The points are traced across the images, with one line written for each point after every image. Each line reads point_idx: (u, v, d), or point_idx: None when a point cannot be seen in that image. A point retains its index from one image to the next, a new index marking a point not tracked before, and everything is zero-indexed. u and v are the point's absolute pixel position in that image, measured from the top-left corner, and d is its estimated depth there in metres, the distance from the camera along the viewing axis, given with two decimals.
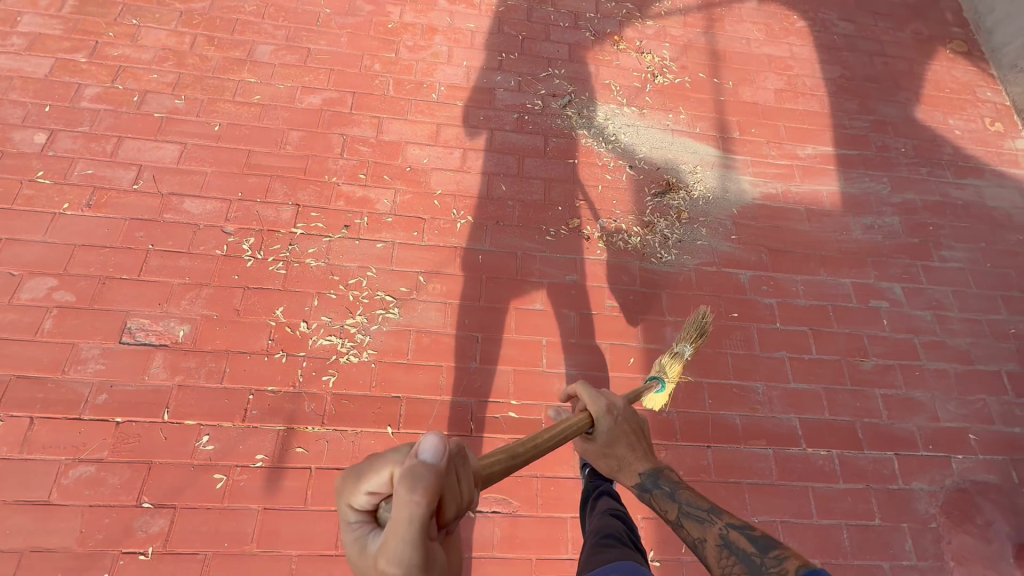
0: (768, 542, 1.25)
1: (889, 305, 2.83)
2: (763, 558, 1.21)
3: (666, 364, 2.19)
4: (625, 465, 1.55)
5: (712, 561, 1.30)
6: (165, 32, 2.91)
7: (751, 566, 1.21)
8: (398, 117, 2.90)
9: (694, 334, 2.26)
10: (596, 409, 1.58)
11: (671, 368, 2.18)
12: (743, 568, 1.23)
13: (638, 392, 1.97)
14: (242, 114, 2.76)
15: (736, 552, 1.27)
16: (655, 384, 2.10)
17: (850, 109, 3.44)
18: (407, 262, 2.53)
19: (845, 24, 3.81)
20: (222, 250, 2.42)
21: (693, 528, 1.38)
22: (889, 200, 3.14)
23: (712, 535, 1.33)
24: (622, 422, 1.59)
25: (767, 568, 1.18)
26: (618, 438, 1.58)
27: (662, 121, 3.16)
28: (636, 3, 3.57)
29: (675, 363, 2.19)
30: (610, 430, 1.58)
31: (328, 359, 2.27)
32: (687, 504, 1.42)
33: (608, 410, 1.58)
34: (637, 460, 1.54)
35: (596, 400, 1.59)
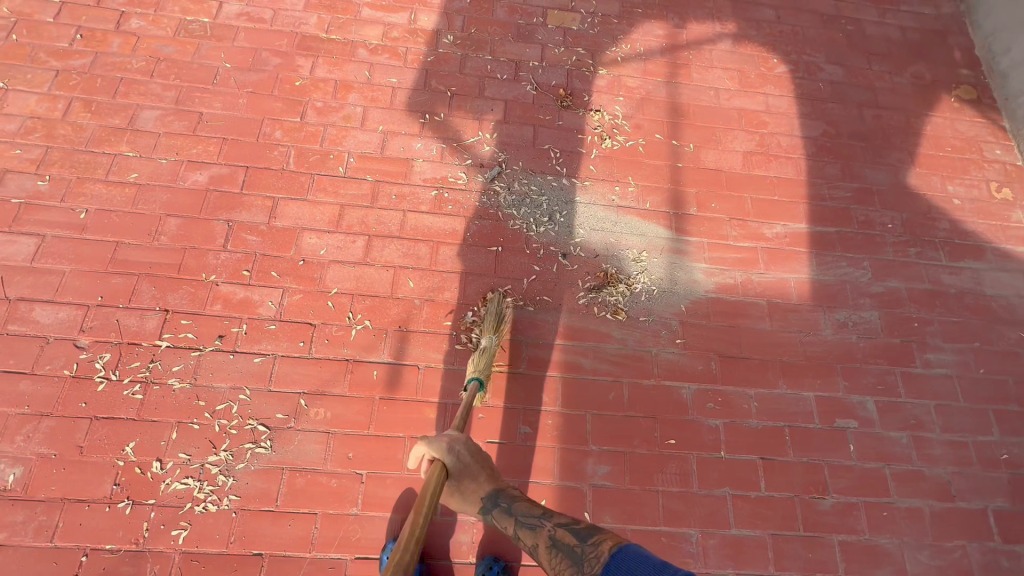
0: (586, 531, 1.56)
1: (858, 424, 2.43)
2: (582, 546, 1.51)
3: (475, 362, 2.14)
4: (470, 491, 1.76)
5: (545, 560, 1.56)
6: (36, 97, 2.57)
7: (574, 557, 1.49)
8: (296, 197, 2.53)
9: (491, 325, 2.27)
10: (439, 451, 1.77)
11: (479, 363, 2.13)
12: (568, 562, 1.49)
13: (465, 414, 1.94)
14: (113, 196, 2.42)
15: (563, 548, 1.54)
16: (475, 388, 2.04)
17: (831, 175, 2.99)
18: (289, 381, 2.19)
19: (833, 67, 3.33)
20: (71, 369, 2.11)
21: (529, 536, 1.64)
22: (867, 290, 2.72)
23: (543, 537, 1.61)
24: (465, 455, 1.78)
25: (587, 554, 1.47)
26: (464, 472, 1.77)
27: (606, 195, 2.75)
28: (589, 47, 3.14)
29: (484, 358, 2.15)
30: (459, 465, 1.76)
31: (181, 508, 1.97)
32: (521, 515, 1.68)
33: (450, 447, 1.77)
34: (480, 485, 1.76)
35: (440, 445, 1.77)
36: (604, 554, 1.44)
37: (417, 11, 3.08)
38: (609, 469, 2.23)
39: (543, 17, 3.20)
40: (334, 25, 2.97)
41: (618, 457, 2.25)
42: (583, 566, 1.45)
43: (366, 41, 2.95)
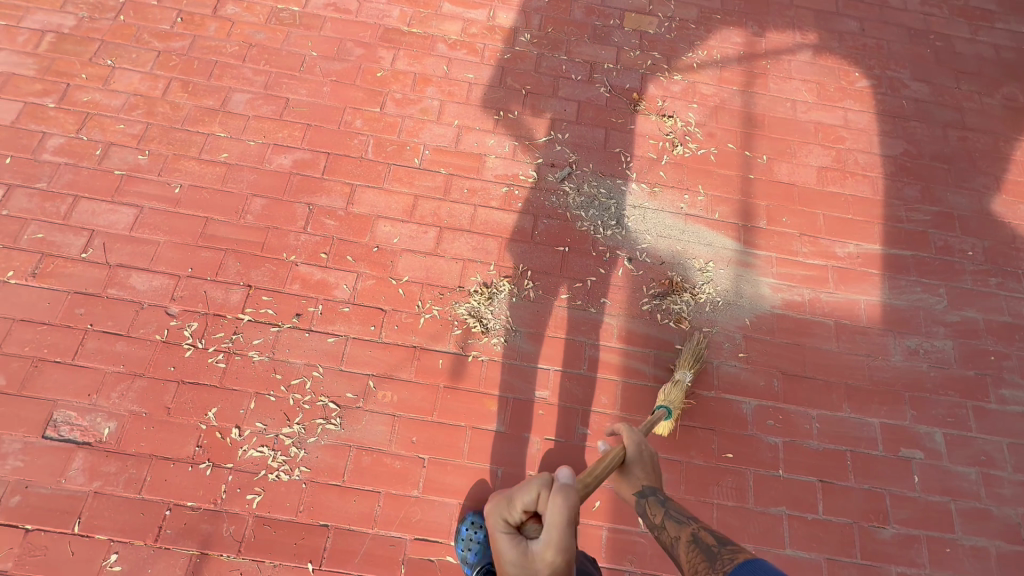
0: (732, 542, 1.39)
1: (924, 455, 2.36)
2: (722, 550, 1.36)
3: (669, 391, 2.22)
4: (634, 478, 1.75)
5: (683, 554, 1.44)
6: (139, 75, 2.73)
7: (709, 555, 1.36)
8: (373, 185, 2.61)
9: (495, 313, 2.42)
10: (629, 440, 1.79)
11: (674, 395, 2.20)
12: (702, 556, 1.37)
13: (648, 426, 2.01)
14: (204, 173, 2.55)
15: (701, 546, 1.42)
16: (663, 414, 2.11)
17: (910, 196, 2.89)
18: (359, 362, 2.28)
19: (918, 84, 3.21)
20: (162, 335, 2.24)
21: (673, 527, 1.54)
22: (942, 318, 2.63)
23: (686, 533, 1.50)
24: (648, 455, 1.78)
25: (722, 554, 1.33)
26: (640, 465, 1.76)
27: (675, 202, 2.73)
28: (665, 52, 3.12)
29: (677, 390, 2.22)
30: (639, 457, 1.76)
31: (256, 474, 2.07)
32: (673, 509, 1.58)
33: (638, 440, 1.79)
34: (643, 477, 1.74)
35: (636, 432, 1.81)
36: (739, 558, 1.28)
37: (497, 9, 3.13)
38: (665, 477, 2.23)
39: (620, 19, 3.19)
40: (416, 19, 3.04)
41: (674, 466, 2.25)
42: (717, 563, 1.31)
43: (445, 36, 3.02)
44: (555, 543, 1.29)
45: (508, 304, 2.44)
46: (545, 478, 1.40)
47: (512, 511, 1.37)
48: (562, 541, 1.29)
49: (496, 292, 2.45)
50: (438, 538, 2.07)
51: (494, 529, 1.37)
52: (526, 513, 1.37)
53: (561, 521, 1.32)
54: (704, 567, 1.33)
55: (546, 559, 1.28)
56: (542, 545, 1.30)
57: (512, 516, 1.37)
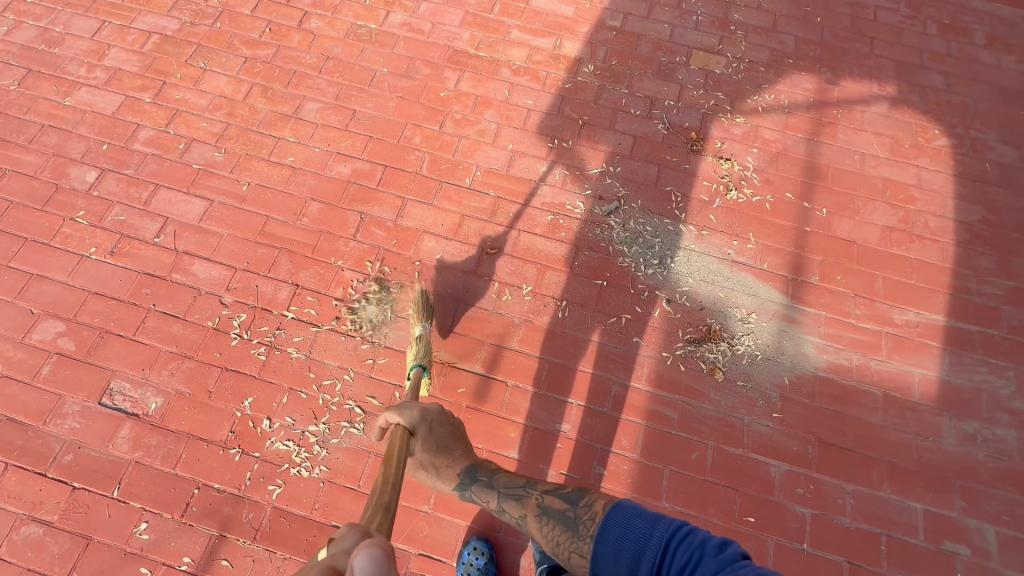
0: (577, 496, 1.56)
1: (970, 552, 2.16)
2: (575, 510, 1.50)
3: (413, 351, 2.22)
4: (444, 467, 1.83)
5: (534, 528, 1.57)
6: (226, 78, 2.96)
7: (566, 522, 1.49)
8: (423, 201, 2.70)
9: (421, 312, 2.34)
10: (410, 421, 1.81)
11: (417, 350, 2.21)
12: (562, 525, 1.49)
13: (412, 391, 2.06)
14: (271, 175, 2.73)
15: (552, 514, 1.54)
16: (418, 373, 2.13)
17: (983, 267, 2.69)
18: (388, 371, 2.35)
19: (1005, 148, 2.99)
20: (214, 322, 2.40)
21: (515, 506, 1.67)
22: (1007, 404, 2.42)
23: (531, 507, 1.62)
24: (439, 428, 1.86)
25: (580, 516, 1.47)
26: (435, 444, 1.84)
27: (722, 247, 2.67)
28: (730, 93, 3.07)
29: (419, 344, 2.23)
30: (429, 435, 1.84)
31: (279, 467, 2.17)
32: (506, 488, 1.71)
33: (422, 417, 1.83)
34: (457, 460, 1.84)
35: (408, 413, 1.83)
36: (598, 511, 1.45)
37: (563, 38, 3.18)
38: None
39: (686, 57, 3.17)
40: (484, 43, 3.14)
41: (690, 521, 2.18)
42: (580, 528, 1.45)
43: (510, 61, 3.09)
44: None
45: (538, 331, 2.45)
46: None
47: None
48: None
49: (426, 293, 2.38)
50: (441, 556, 2.09)
51: None
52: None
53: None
54: (569, 538, 1.45)
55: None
56: None
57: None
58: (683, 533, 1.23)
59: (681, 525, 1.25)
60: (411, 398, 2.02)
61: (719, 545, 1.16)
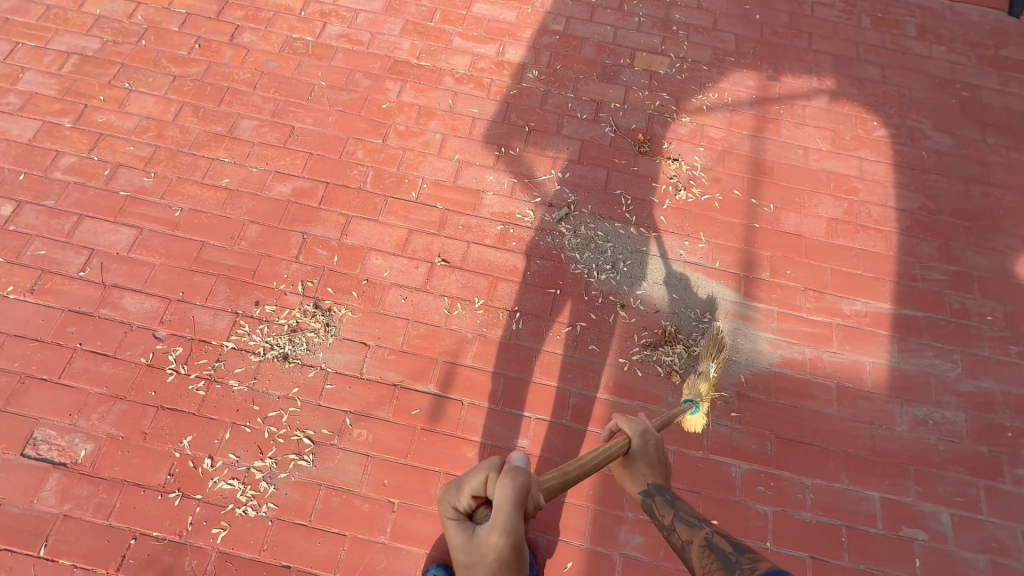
0: (746, 548, 1.42)
1: (927, 537, 2.20)
2: (739, 557, 1.38)
3: (693, 384, 2.25)
4: (637, 474, 1.71)
5: (696, 559, 1.46)
6: (153, 99, 2.82)
7: (727, 562, 1.38)
8: (367, 217, 2.61)
9: (715, 350, 2.33)
10: (632, 432, 1.73)
11: (700, 388, 2.24)
12: (718, 564, 1.39)
13: (667, 419, 1.98)
14: (205, 198, 2.60)
15: (716, 552, 1.44)
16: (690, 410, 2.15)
17: (925, 254, 2.75)
18: (338, 397, 2.25)
19: (940, 136, 3.08)
20: (147, 357, 2.26)
21: (684, 531, 1.55)
22: (954, 387, 2.47)
23: (700, 538, 1.51)
24: (653, 447, 1.73)
25: (742, 564, 1.35)
26: (644, 457, 1.72)
27: (674, 248, 2.66)
28: (675, 93, 3.07)
29: (702, 381, 2.25)
30: (643, 451, 1.72)
31: (223, 508, 2.05)
32: (683, 511, 1.59)
33: (643, 432, 1.73)
34: (648, 474, 1.70)
35: (635, 425, 1.74)
36: (760, 568, 1.31)
37: (507, 44, 3.14)
38: (644, 540, 2.13)
39: (631, 58, 3.16)
40: (425, 52, 3.07)
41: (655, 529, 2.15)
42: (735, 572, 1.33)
43: (453, 69, 3.03)
44: (500, 527, 1.24)
45: (495, 345, 2.39)
46: (495, 462, 1.33)
47: (460, 498, 1.33)
48: (506, 525, 1.23)
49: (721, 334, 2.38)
50: None
51: (443, 516, 1.34)
52: (475, 499, 1.33)
53: (507, 502, 1.24)
54: None
55: (490, 542, 1.23)
56: (488, 528, 1.26)
57: (462, 503, 1.34)
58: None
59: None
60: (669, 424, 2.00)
61: None
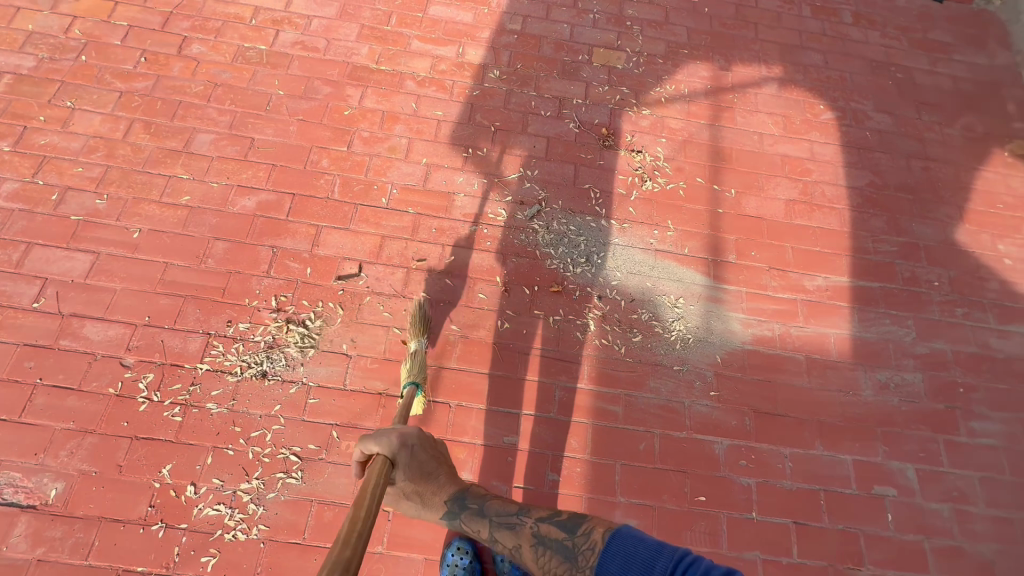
0: (573, 524, 1.56)
1: (897, 492, 2.34)
2: (572, 540, 1.52)
3: (409, 366, 2.11)
4: (431, 496, 1.75)
5: (531, 558, 1.58)
6: (99, 116, 2.68)
7: (564, 552, 1.50)
8: (338, 226, 2.57)
9: (417, 328, 2.24)
10: (389, 449, 1.68)
11: (412, 367, 2.11)
12: (559, 557, 1.51)
13: (404, 414, 1.93)
14: (165, 217, 2.50)
15: (550, 544, 1.55)
16: (411, 392, 2.02)
17: (876, 228, 2.92)
18: (322, 411, 2.21)
19: (882, 116, 3.27)
20: (115, 387, 2.16)
21: (509, 537, 1.64)
22: (911, 350, 2.64)
23: (526, 537, 1.61)
24: (420, 452, 1.74)
25: (580, 546, 1.49)
26: (417, 472, 1.74)
27: (644, 238, 2.73)
28: (633, 86, 3.15)
29: (413, 361, 2.13)
30: (413, 462, 1.72)
31: (211, 535, 1.98)
32: (496, 516, 1.68)
33: (403, 443, 1.70)
34: (442, 488, 1.75)
35: (386, 440, 1.68)
36: (597, 542, 1.48)
37: (465, 45, 3.15)
38: (638, 523, 2.18)
39: (588, 54, 3.22)
40: (384, 57, 3.04)
41: (647, 511, 2.21)
42: (579, 560, 1.46)
43: (414, 73, 3.02)
44: None
45: (476, 346, 2.40)
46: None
47: None
48: None
49: (422, 308, 2.29)
50: None
51: None
52: None
53: None
54: (567, 568, 1.47)
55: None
56: None
57: None
58: (687, 563, 1.27)
59: (684, 555, 1.29)
60: (401, 418, 1.91)
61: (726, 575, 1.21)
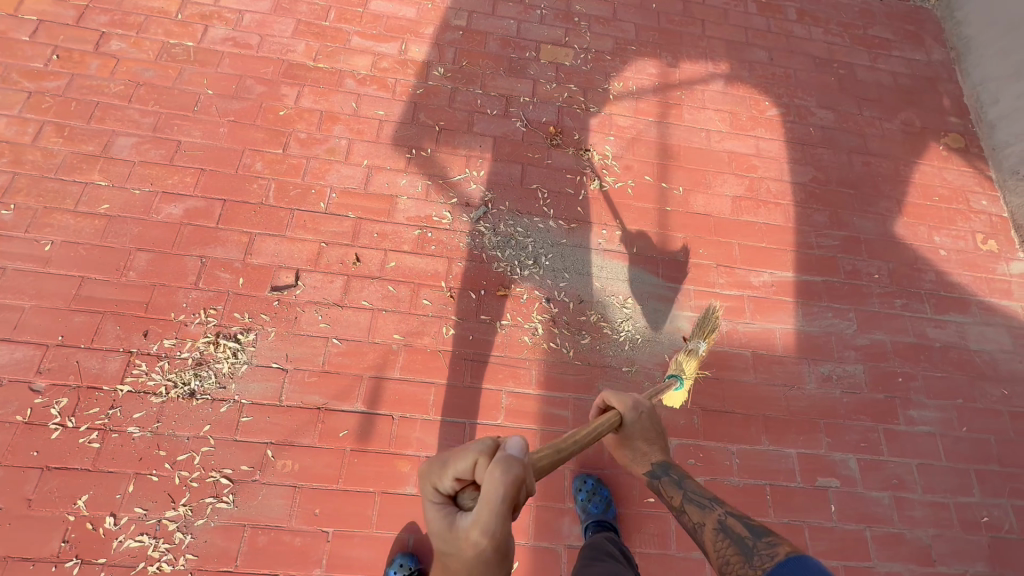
0: (764, 531, 1.35)
1: (840, 483, 2.39)
2: (757, 543, 1.32)
3: (682, 364, 2.26)
4: (638, 457, 1.71)
5: (710, 541, 1.43)
6: (5, 119, 2.48)
7: (743, 547, 1.32)
8: (273, 233, 2.45)
9: (707, 330, 2.34)
10: (624, 406, 1.70)
11: (685, 366, 2.26)
12: (735, 548, 1.34)
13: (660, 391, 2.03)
14: (80, 227, 2.32)
15: (731, 536, 1.39)
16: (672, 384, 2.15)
17: (819, 223, 2.97)
18: (256, 430, 2.10)
19: (825, 112, 3.33)
20: (24, 415, 2.00)
21: (696, 514, 1.52)
22: (853, 342, 2.69)
23: (713, 521, 1.47)
24: (646, 420, 1.72)
25: (760, 550, 1.29)
26: (639, 432, 1.72)
27: (593, 238, 2.70)
28: (582, 84, 3.11)
29: (689, 360, 2.27)
30: (636, 423, 1.71)
31: (134, 568, 1.86)
32: (692, 493, 1.56)
33: (636, 406, 1.71)
34: (652, 453, 1.70)
35: (624, 397, 1.72)
36: (779, 556, 1.23)
37: (409, 42, 3.04)
38: None
39: (536, 51, 3.16)
40: (322, 53, 2.91)
41: None
42: (754, 560, 1.27)
43: (354, 70, 2.90)
44: (486, 519, 1.00)
45: (422, 354, 2.33)
46: (489, 442, 1.09)
47: (444, 479, 1.09)
48: (491, 524, 1.00)
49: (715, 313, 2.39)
50: None
51: (425, 499, 1.11)
52: (459, 482, 1.09)
53: (494, 498, 1.00)
54: (738, 561, 1.30)
55: (470, 540, 1.01)
56: (470, 521, 1.03)
57: (444, 484, 1.09)
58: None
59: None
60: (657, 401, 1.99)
61: None
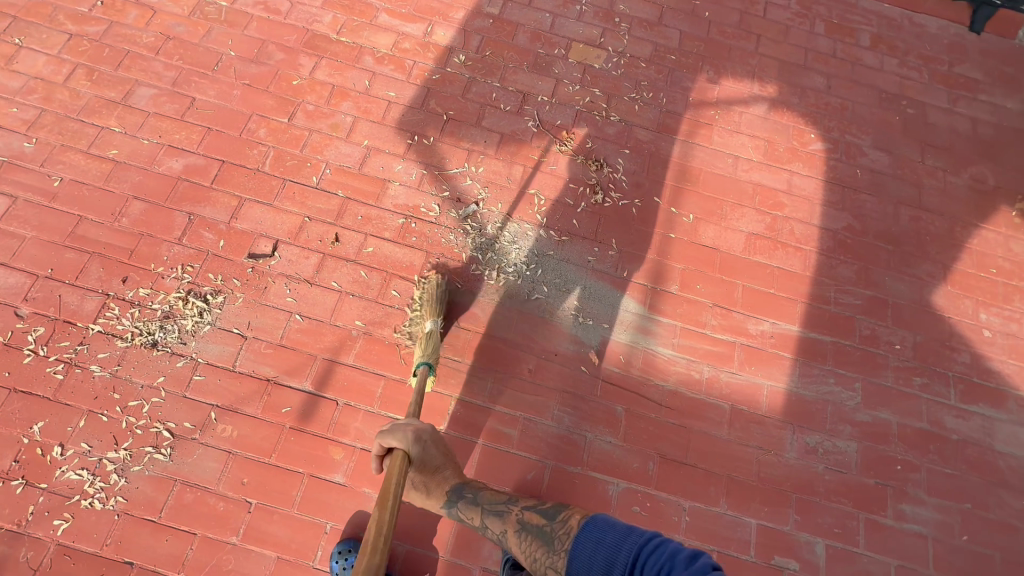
0: (553, 511, 1.80)
1: (798, 567, 2.17)
2: (552, 525, 1.75)
3: (422, 347, 2.17)
4: (434, 485, 1.96)
5: (517, 543, 1.78)
6: (44, 57, 2.64)
7: (543, 535, 1.73)
8: (262, 201, 2.48)
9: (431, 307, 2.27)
10: (405, 443, 1.85)
11: (427, 348, 2.16)
12: (539, 539, 1.73)
13: (415, 402, 2.05)
14: (89, 169, 2.45)
15: (531, 529, 1.77)
16: (422, 373, 2.09)
17: (842, 276, 2.67)
18: (205, 390, 2.15)
19: (879, 154, 2.97)
20: (4, 336, 2.14)
21: (496, 523, 1.86)
22: (851, 416, 2.42)
23: (512, 522, 1.83)
24: (429, 445, 1.91)
25: (557, 531, 1.72)
26: (426, 458, 1.92)
27: (583, 254, 2.56)
28: (607, 89, 2.93)
29: (429, 341, 2.18)
30: (423, 454, 1.90)
31: (69, 499, 1.97)
32: (488, 504, 1.90)
33: (416, 438, 1.87)
34: (447, 478, 1.96)
35: (403, 433, 1.86)
36: (571, 525, 1.70)
37: (435, 25, 2.97)
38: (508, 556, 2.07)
39: (566, 49, 3.01)
40: (347, 27, 2.90)
41: None
42: (555, 543, 1.69)
43: (375, 48, 2.87)
44: None
45: (378, 345, 2.30)
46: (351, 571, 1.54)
47: None
48: None
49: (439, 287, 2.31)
50: None
51: None
52: None
53: None
54: (546, 551, 1.70)
55: None
56: None
57: None
58: (652, 542, 1.41)
59: (653, 536, 1.43)
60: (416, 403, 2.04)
61: (691, 557, 1.26)
